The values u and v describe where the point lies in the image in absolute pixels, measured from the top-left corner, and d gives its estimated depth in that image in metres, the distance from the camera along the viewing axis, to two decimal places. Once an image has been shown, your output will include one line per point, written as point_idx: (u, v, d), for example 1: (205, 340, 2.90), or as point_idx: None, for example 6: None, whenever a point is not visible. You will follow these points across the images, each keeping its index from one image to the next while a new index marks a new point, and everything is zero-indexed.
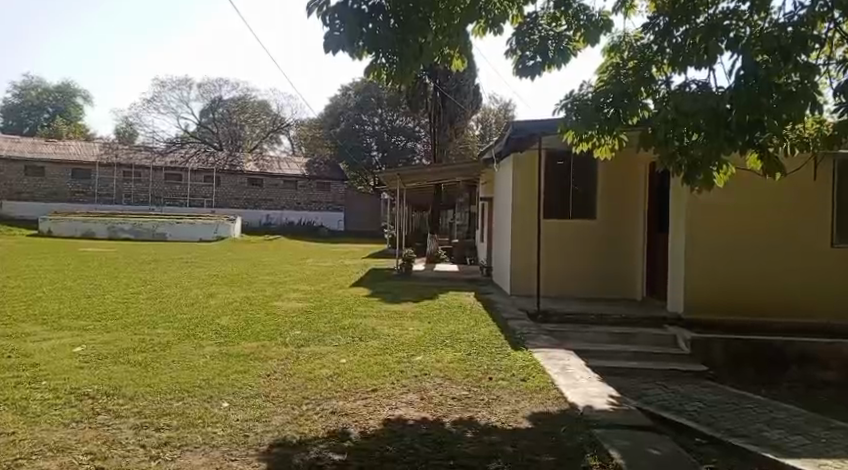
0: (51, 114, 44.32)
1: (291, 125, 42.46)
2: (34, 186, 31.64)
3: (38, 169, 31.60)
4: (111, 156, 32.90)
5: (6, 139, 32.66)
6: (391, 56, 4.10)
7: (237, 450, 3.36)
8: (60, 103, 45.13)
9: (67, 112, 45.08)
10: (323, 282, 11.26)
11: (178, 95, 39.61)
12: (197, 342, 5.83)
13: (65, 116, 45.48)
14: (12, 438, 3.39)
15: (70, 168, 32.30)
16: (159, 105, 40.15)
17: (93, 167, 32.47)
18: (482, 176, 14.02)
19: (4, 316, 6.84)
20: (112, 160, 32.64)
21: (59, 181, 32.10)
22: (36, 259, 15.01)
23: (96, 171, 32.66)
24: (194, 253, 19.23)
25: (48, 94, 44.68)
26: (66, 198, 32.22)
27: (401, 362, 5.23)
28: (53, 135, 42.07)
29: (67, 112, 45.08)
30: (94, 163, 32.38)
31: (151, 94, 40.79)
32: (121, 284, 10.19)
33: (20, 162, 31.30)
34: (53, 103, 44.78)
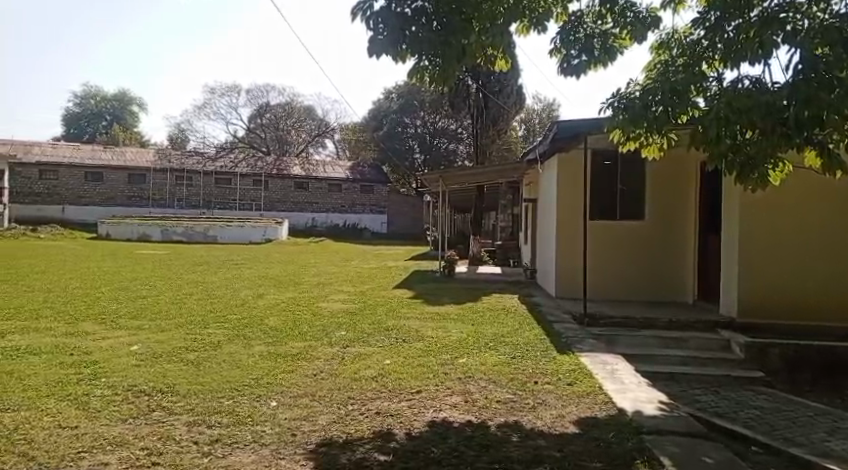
0: (108, 121, 46.40)
1: (335, 129, 43.09)
2: (92, 190, 32.99)
3: (96, 174, 32.97)
4: (164, 161, 34.11)
5: (68, 147, 34.22)
6: (434, 57, 4.12)
7: (285, 448, 3.43)
8: (117, 110, 46.94)
9: (124, 119, 47.10)
10: (367, 284, 11.36)
11: (227, 101, 40.76)
12: (246, 342, 5.98)
13: (121, 122, 47.40)
14: (76, 432, 3.56)
15: (126, 173, 33.59)
16: (208, 111, 41.35)
17: (147, 172, 33.68)
18: (526, 177, 13.93)
19: (66, 316, 7.15)
20: (165, 165, 33.82)
21: (116, 186, 33.43)
22: (96, 261, 15.64)
23: (151, 176, 33.86)
24: (243, 255, 19.71)
25: (105, 102, 46.85)
26: (123, 202, 33.51)
27: (444, 364, 5.23)
28: (110, 141, 43.83)
29: (124, 120, 47.10)
30: (148, 168, 33.58)
31: (201, 101, 42.03)
32: (174, 286, 10.51)
33: (80, 168, 32.72)
34: (111, 111, 46.88)
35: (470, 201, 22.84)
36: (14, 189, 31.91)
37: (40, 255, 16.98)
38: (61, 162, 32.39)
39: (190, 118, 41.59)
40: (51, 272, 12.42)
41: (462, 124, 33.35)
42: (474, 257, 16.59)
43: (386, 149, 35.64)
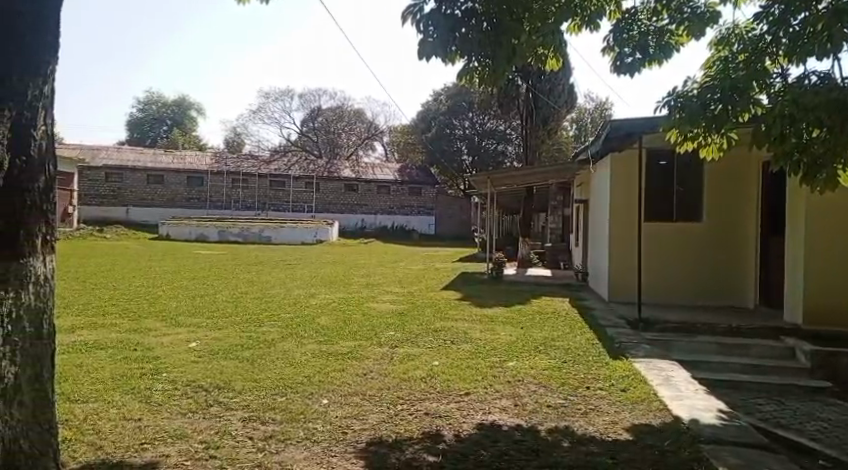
0: (169, 126, 48.33)
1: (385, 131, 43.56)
2: (153, 192, 34.36)
3: (157, 177, 34.34)
4: (221, 165, 35.22)
5: (132, 151, 35.71)
6: (484, 58, 4.12)
7: (337, 446, 3.48)
8: (177, 115, 48.94)
9: (184, 123, 48.99)
10: (416, 285, 11.40)
11: (280, 106, 41.84)
12: (299, 340, 6.11)
13: (181, 127, 49.21)
14: (140, 425, 3.72)
15: (185, 176, 34.80)
16: (263, 115, 42.46)
17: (205, 174, 34.80)
18: (577, 178, 13.73)
19: (131, 313, 7.48)
20: (222, 168, 34.90)
21: (175, 188, 34.69)
22: (158, 261, 16.24)
23: (208, 178, 34.97)
24: (297, 255, 20.14)
25: (167, 107, 48.92)
26: (182, 203, 34.75)
27: (494, 367, 5.19)
28: (171, 145, 45.55)
29: (184, 124, 49.00)
30: (206, 170, 34.69)
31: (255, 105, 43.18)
32: (231, 285, 10.83)
33: (143, 171, 34.10)
34: (171, 116, 48.85)
35: (520, 203, 22.68)
36: (83, 191, 33.52)
37: (108, 255, 17.79)
38: (125, 166, 33.87)
39: (245, 122, 42.81)
40: (118, 271, 13.02)
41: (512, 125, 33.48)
42: (523, 259, 16.41)
43: (436, 150, 35.81)
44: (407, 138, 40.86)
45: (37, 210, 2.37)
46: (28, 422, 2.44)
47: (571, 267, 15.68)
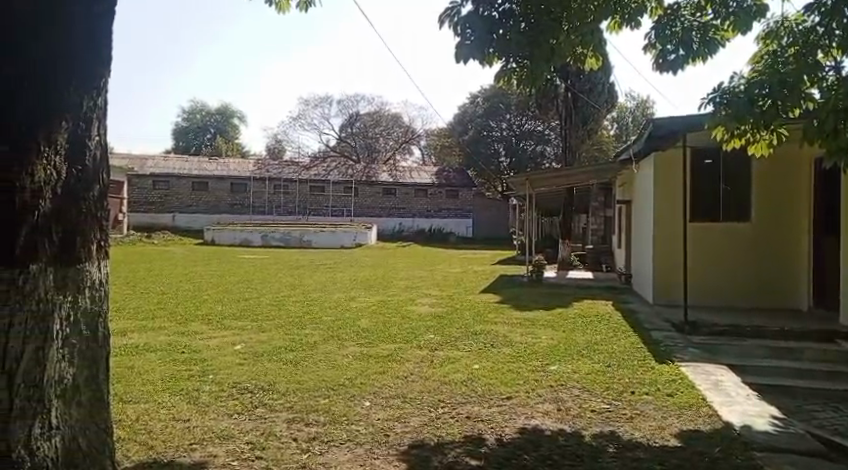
0: (213, 134, 49.65)
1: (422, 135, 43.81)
2: (198, 199, 35.26)
3: (202, 184, 35.24)
4: (263, 171, 35.92)
5: (178, 159, 36.75)
6: (522, 59, 4.09)
7: (379, 448, 3.50)
8: (221, 123, 50.27)
9: (227, 131, 50.25)
10: (455, 288, 11.39)
11: (320, 112, 42.54)
12: (340, 343, 6.18)
13: (224, 135, 50.48)
14: (189, 425, 3.82)
15: (228, 182, 35.61)
16: (303, 121, 43.16)
17: (248, 180, 35.50)
18: (618, 178, 13.52)
19: (179, 316, 7.69)
20: (264, 174, 35.60)
21: (219, 194, 35.55)
22: (203, 266, 16.66)
23: (250, 184, 35.69)
24: (337, 259, 20.37)
25: (211, 116, 50.30)
26: (226, 209, 35.54)
27: (536, 371, 5.14)
28: (214, 153, 46.68)
29: (227, 132, 50.26)
30: (250, 177, 35.39)
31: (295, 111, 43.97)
32: (274, 288, 11.03)
33: (188, 178, 35.04)
34: (215, 124, 50.17)
35: (560, 204, 22.50)
36: (132, 199, 34.65)
37: (158, 260, 18.30)
38: (171, 173, 34.87)
39: (285, 128, 43.60)
40: (167, 276, 13.40)
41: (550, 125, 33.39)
42: (564, 261, 16.22)
43: (473, 152, 35.79)
44: (444, 140, 40.97)
45: (92, 215, 2.44)
46: (86, 420, 2.53)
47: (613, 269, 15.41)
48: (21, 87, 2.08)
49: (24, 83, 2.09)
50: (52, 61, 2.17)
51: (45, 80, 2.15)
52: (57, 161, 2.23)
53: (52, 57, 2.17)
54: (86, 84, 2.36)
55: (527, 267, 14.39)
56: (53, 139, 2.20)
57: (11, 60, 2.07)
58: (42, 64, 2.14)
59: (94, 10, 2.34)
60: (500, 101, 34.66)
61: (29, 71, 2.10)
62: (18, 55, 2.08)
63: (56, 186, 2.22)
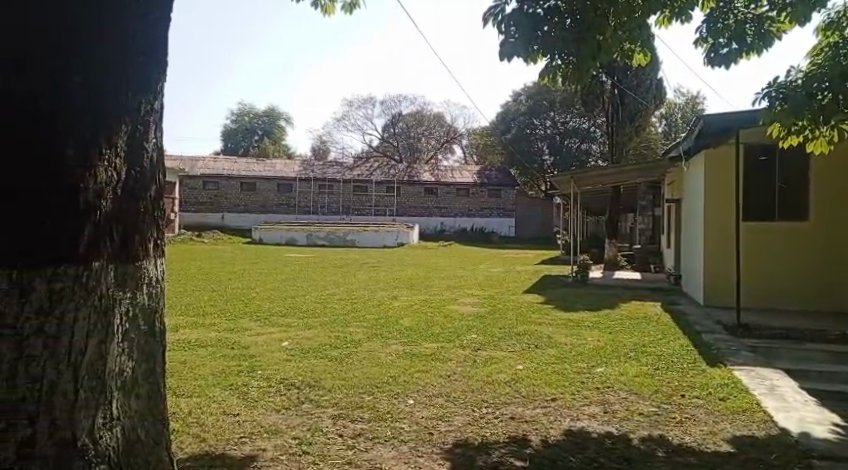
0: (260, 135, 50.87)
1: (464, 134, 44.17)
2: (245, 199, 36.11)
3: (250, 185, 36.08)
4: (308, 172, 36.54)
5: (227, 160, 37.73)
6: (567, 56, 4.05)
7: (423, 447, 3.52)
8: (268, 124, 51.47)
9: (273, 132, 51.38)
10: (499, 288, 11.33)
11: (363, 113, 43.02)
12: (384, 341, 6.24)
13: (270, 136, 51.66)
14: (238, 419, 3.93)
15: (275, 182, 36.35)
16: (346, 122, 43.68)
17: (294, 181, 36.17)
18: (667, 176, 13.20)
19: (230, 313, 7.92)
20: (309, 175, 36.23)
21: (266, 194, 36.31)
22: (251, 264, 17.08)
23: (295, 185, 36.33)
24: (382, 258, 20.54)
25: (258, 117, 51.54)
26: (272, 209, 36.28)
27: (581, 373, 5.07)
28: (261, 154, 47.73)
29: (273, 133, 51.39)
30: (295, 178, 36.06)
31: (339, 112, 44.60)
32: (320, 286, 11.22)
33: (237, 178, 35.93)
34: (262, 126, 51.38)
35: (607, 203, 22.15)
36: (182, 199, 35.77)
37: (210, 258, 18.85)
38: (219, 174, 35.84)
39: (329, 129, 44.22)
40: (218, 273, 13.80)
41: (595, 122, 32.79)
42: (611, 262, 15.96)
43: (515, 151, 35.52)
44: (486, 139, 40.86)
45: (150, 215, 2.37)
46: (141, 415, 2.51)
47: (661, 270, 15.06)
48: (89, 92, 1.92)
49: (92, 87, 1.93)
50: (118, 65, 2.03)
51: (109, 83, 2.00)
52: (118, 165, 2.08)
53: (117, 61, 2.02)
54: (143, 87, 2.23)
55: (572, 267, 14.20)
56: (115, 140, 2.06)
57: (80, 64, 1.90)
58: (109, 68, 1.99)
59: (152, 14, 2.21)
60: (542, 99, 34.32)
61: (96, 74, 1.94)
62: (87, 58, 1.92)
63: (116, 188, 2.09)
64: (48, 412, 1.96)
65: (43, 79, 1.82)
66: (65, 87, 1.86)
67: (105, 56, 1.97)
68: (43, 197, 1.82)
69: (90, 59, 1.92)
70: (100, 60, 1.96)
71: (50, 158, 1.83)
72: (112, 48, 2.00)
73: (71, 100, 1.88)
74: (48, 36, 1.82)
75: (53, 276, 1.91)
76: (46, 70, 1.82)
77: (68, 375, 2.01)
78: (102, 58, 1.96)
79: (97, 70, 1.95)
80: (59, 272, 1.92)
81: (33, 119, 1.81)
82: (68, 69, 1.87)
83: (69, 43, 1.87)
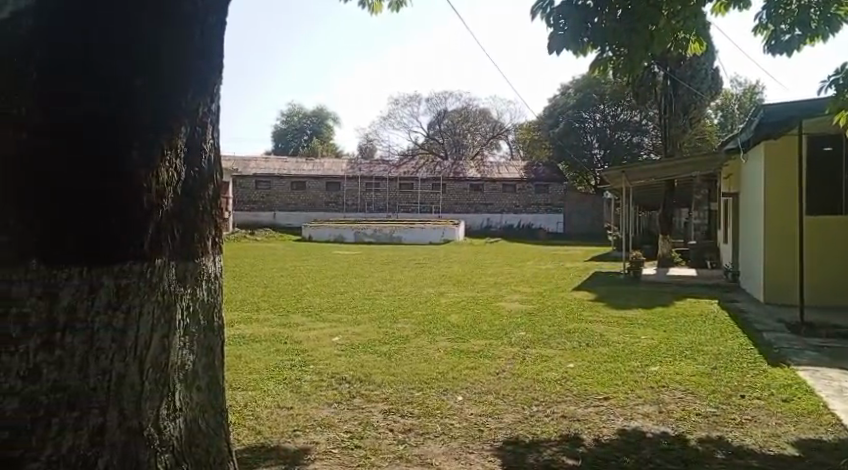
0: (310, 135, 51.84)
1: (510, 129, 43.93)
2: (295, 198, 36.82)
3: (299, 184, 36.78)
4: (355, 170, 37.00)
5: (278, 160, 38.50)
6: (618, 47, 3.97)
7: (473, 444, 3.51)
8: (316, 124, 52.45)
9: (322, 132, 52.30)
10: (548, 285, 11.18)
11: (409, 111, 43.28)
12: (433, 337, 6.27)
13: (319, 136, 52.44)
14: (291, 413, 4.03)
15: (324, 182, 36.89)
16: (392, 121, 43.91)
17: (341, 180, 36.68)
18: (724, 169, 12.78)
19: (284, 308, 8.11)
20: (356, 173, 36.69)
21: (315, 193, 36.83)
22: (302, 261, 17.40)
23: (343, 183, 36.80)
24: (430, 255, 20.59)
25: (307, 117, 52.55)
26: (321, 207, 36.82)
27: (634, 372, 4.96)
28: (310, 153, 48.51)
29: (322, 132, 52.32)
30: (343, 176, 36.57)
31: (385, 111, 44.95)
32: (369, 283, 11.35)
33: (287, 178, 36.67)
34: (311, 125, 52.37)
35: (660, 198, 21.64)
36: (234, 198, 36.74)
37: (263, 256, 19.25)
38: (268, 174, 36.68)
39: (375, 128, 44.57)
40: (271, 270, 14.11)
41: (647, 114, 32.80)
42: (665, 257, 15.55)
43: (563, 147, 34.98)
44: (533, 135, 40.40)
45: (210, 214, 2.44)
46: (196, 414, 2.49)
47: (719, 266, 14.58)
48: (148, 95, 1.99)
49: (151, 91, 2.00)
50: (176, 68, 2.09)
51: (168, 86, 2.06)
52: (176, 165, 2.14)
53: (174, 64, 2.08)
54: (201, 89, 2.28)
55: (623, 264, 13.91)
56: (174, 142, 2.12)
57: (140, 69, 1.96)
58: (166, 71, 2.05)
59: (207, 19, 2.26)
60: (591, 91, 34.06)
61: (155, 78, 2.01)
62: (147, 63, 1.98)
63: (175, 188, 2.15)
64: (116, 401, 2.03)
65: (107, 84, 1.90)
66: (126, 91, 1.93)
67: (163, 60, 2.04)
68: (109, 196, 1.90)
69: (149, 63, 1.99)
70: (159, 64, 2.02)
71: (114, 159, 1.90)
72: (170, 53, 2.06)
73: (132, 104, 1.95)
74: (110, 42, 1.90)
75: (120, 273, 1.98)
76: (109, 76, 1.90)
77: (135, 367, 2.07)
78: (160, 62, 2.02)
79: (156, 74, 2.01)
80: (125, 270, 1.98)
81: (98, 122, 1.89)
82: (130, 74, 1.94)
83: (131, 49, 1.94)
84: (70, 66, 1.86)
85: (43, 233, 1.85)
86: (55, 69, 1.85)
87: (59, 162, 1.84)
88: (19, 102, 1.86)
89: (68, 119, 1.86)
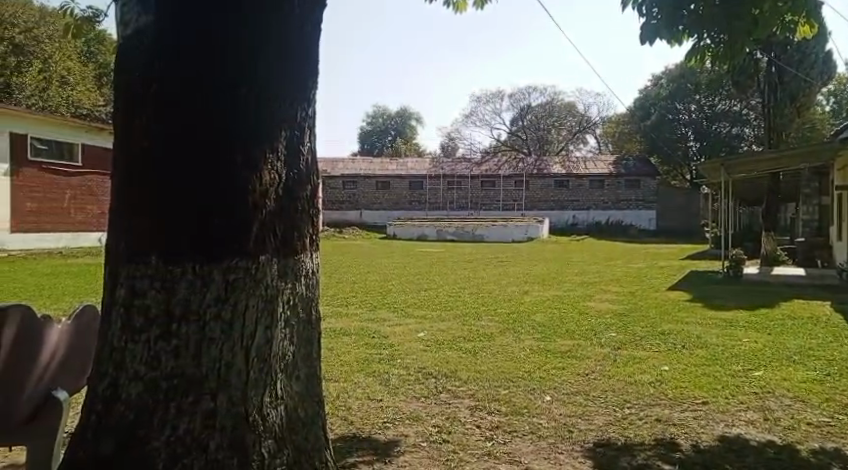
0: (393, 135, 52.90)
1: (597, 123, 42.99)
2: (378, 197, 37.58)
3: (383, 183, 37.54)
4: (437, 169, 37.33)
5: (363, 160, 39.45)
6: (717, 34, 3.85)
7: (563, 444, 3.47)
8: (400, 125, 53.52)
9: (405, 132, 53.23)
10: (638, 284, 10.78)
11: (492, 107, 43.13)
12: (518, 336, 6.22)
13: (404, 136, 53.29)
14: (381, 405, 4.15)
15: (408, 181, 37.42)
16: (475, 119, 43.86)
17: (424, 179, 37.10)
18: (837, 160, 11.84)
19: (374, 304, 8.32)
20: (438, 172, 37.00)
21: (399, 192, 37.42)
22: (387, 258, 17.76)
23: (426, 182, 37.20)
24: (513, 253, 20.41)
25: (391, 118, 53.69)
26: (404, 206, 37.33)
27: (736, 376, 4.68)
28: (395, 153, 49.33)
29: (405, 132, 53.25)
30: (425, 175, 36.99)
31: (468, 109, 45.03)
32: (454, 280, 11.41)
33: (372, 178, 37.52)
34: (395, 126, 53.44)
35: (763, 192, 20.35)
36: None
37: (353, 254, 19.81)
38: (352, 174, 37.69)
39: (458, 126, 44.65)
40: (360, 267, 14.51)
41: (749, 102, 31.41)
42: (768, 256, 14.63)
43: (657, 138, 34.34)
44: (621, 128, 39.07)
45: (318, 212, 2.49)
46: (293, 408, 2.40)
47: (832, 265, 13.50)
48: (252, 100, 2.10)
49: (254, 96, 2.10)
50: (279, 73, 2.18)
51: (271, 90, 2.15)
52: (281, 165, 2.21)
53: (277, 70, 2.17)
54: (302, 92, 2.33)
55: (723, 262, 13.18)
56: (279, 144, 2.20)
57: (244, 75, 2.08)
58: (269, 77, 2.15)
59: (306, 25, 2.32)
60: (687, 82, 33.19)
61: (257, 84, 2.11)
62: (249, 70, 2.09)
63: (281, 188, 2.21)
64: (224, 388, 2.12)
65: (215, 93, 2.04)
66: (233, 98, 2.06)
67: (265, 65, 2.13)
68: (220, 197, 2.04)
69: (254, 70, 2.10)
70: (260, 70, 2.12)
71: (224, 162, 2.05)
72: (271, 59, 2.15)
73: (237, 110, 2.07)
74: (218, 54, 2.04)
75: (228, 268, 2.09)
76: (216, 84, 2.04)
77: (241, 357, 2.15)
78: (262, 68, 2.12)
79: (258, 80, 2.11)
80: (233, 265, 2.10)
81: (209, 128, 2.04)
82: (236, 81, 2.07)
83: (234, 59, 2.06)
84: (184, 77, 2.03)
85: (163, 230, 2.04)
86: (172, 80, 2.03)
87: (177, 164, 2.03)
88: (142, 111, 2.07)
89: (185, 125, 2.03)
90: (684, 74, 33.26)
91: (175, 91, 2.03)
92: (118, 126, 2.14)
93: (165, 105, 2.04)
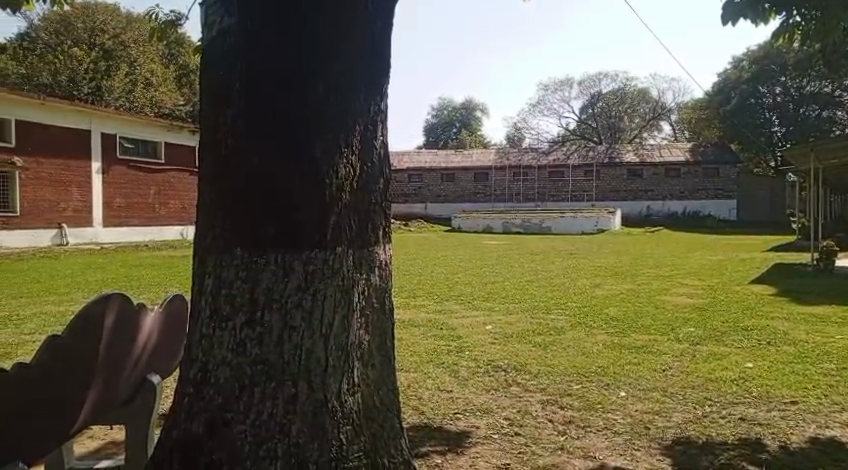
0: (459, 127, 52.86)
1: (672, 109, 41.33)
2: (443, 189, 37.72)
3: (448, 175, 37.64)
4: (503, 160, 37.03)
5: (428, 153, 39.65)
6: (807, 10, 3.65)
7: (639, 440, 3.38)
8: (466, 116, 53.43)
9: (471, 123, 53.11)
10: (717, 277, 10.34)
11: (560, 95, 42.28)
12: (590, 330, 6.10)
13: (469, 128, 53.03)
14: (452, 396, 4.19)
15: (473, 173, 37.27)
16: (542, 108, 43.11)
17: (490, 170, 36.90)
18: None
19: (443, 296, 8.40)
20: (505, 163, 36.70)
21: (464, 185, 37.41)
22: (455, 250, 17.85)
23: (492, 173, 36.99)
24: (583, 245, 20.02)
25: (457, 110, 53.71)
26: (469, 198, 37.32)
27: (827, 376, 4.40)
28: (460, 145, 49.25)
29: (471, 124, 53.12)
30: (491, 166, 36.77)
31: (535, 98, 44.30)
32: (524, 273, 11.32)
33: (437, 170, 37.66)
34: (462, 117, 53.39)
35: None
36: None
37: (421, 246, 19.93)
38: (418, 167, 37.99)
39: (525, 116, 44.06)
40: (432, 259, 14.67)
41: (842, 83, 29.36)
42: None
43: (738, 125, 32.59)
44: (698, 114, 37.27)
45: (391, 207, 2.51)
46: (370, 398, 2.42)
47: None
48: (326, 98, 2.14)
49: (329, 93, 2.15)
50: (353, 69, 2.21)
51: (344, 87, 2.19)
52: (355, 159, 2.26)
53: (351, 69, 2.21)
54: (374, 88, 2.35)
55: (812, 254, 12.45)
56: (353, 140, 2.24)
57: (319, 73, 2.12)
58: (342, 74, 2.18)
59: (377, 21, 2.33)
60: (772, 63, 31.28)
61: (333, 82, 2.16)
62: (327, 66, 2.14)
63: (355, 183, 2.26)
64: (305, 375, 2.19)
65: (293, 91, 2.10)
66: (310, 97, 2.12)
67: (340, 62, 2.17)
68: (298, 192, 2.10)
69: (329, 68, 2.14)
70: (336, 67, 2.16)
71: (302, 158, 2.11)
72: (346, 57, 2.19)
73: (313, 106, 2.12)
74: (294, 51, 2.09)
75: (307, 260, 2.17)
76: (294, 82, 2.10)
77: (321, 347, 2.21)
78: (336, 67, 2.16)
79: (334, 78, 2.16)
80: (311, 257, 2.17)
81: (287, 123, 2.10)
82: (312, 79, 2.12)
83: (313, 57, 2.12)
84: (266, 76, 2.09)
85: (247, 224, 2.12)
86: (255, 78, 2.10)
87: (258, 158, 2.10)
88: (227, 109, 2.15)
89: (266, 122, 2.10)
90: (769, 53, 31.38)
91: (256, 89, 2.10)
92: (204, 123, 2.25)
93: (248, 103, 2.11)
